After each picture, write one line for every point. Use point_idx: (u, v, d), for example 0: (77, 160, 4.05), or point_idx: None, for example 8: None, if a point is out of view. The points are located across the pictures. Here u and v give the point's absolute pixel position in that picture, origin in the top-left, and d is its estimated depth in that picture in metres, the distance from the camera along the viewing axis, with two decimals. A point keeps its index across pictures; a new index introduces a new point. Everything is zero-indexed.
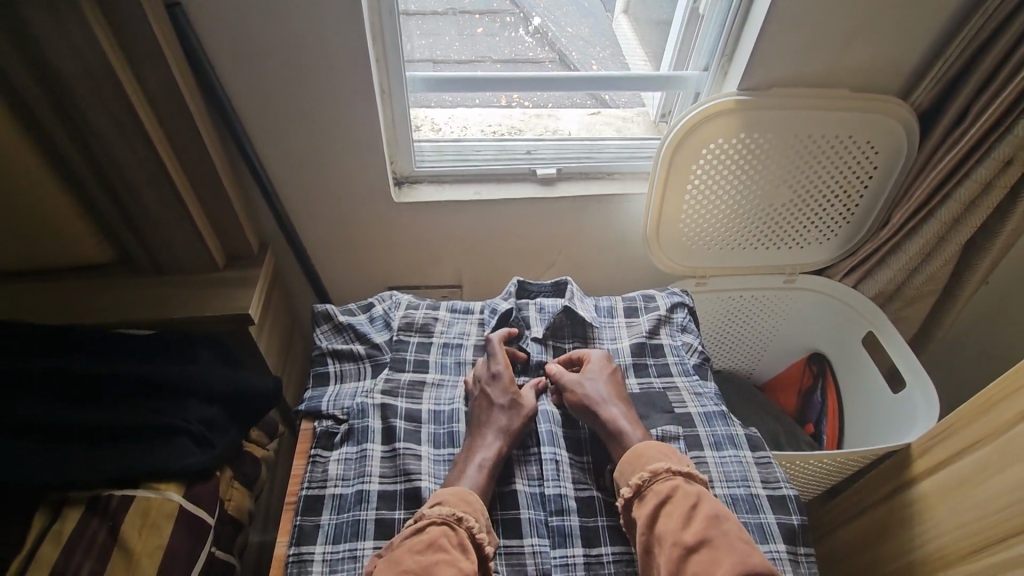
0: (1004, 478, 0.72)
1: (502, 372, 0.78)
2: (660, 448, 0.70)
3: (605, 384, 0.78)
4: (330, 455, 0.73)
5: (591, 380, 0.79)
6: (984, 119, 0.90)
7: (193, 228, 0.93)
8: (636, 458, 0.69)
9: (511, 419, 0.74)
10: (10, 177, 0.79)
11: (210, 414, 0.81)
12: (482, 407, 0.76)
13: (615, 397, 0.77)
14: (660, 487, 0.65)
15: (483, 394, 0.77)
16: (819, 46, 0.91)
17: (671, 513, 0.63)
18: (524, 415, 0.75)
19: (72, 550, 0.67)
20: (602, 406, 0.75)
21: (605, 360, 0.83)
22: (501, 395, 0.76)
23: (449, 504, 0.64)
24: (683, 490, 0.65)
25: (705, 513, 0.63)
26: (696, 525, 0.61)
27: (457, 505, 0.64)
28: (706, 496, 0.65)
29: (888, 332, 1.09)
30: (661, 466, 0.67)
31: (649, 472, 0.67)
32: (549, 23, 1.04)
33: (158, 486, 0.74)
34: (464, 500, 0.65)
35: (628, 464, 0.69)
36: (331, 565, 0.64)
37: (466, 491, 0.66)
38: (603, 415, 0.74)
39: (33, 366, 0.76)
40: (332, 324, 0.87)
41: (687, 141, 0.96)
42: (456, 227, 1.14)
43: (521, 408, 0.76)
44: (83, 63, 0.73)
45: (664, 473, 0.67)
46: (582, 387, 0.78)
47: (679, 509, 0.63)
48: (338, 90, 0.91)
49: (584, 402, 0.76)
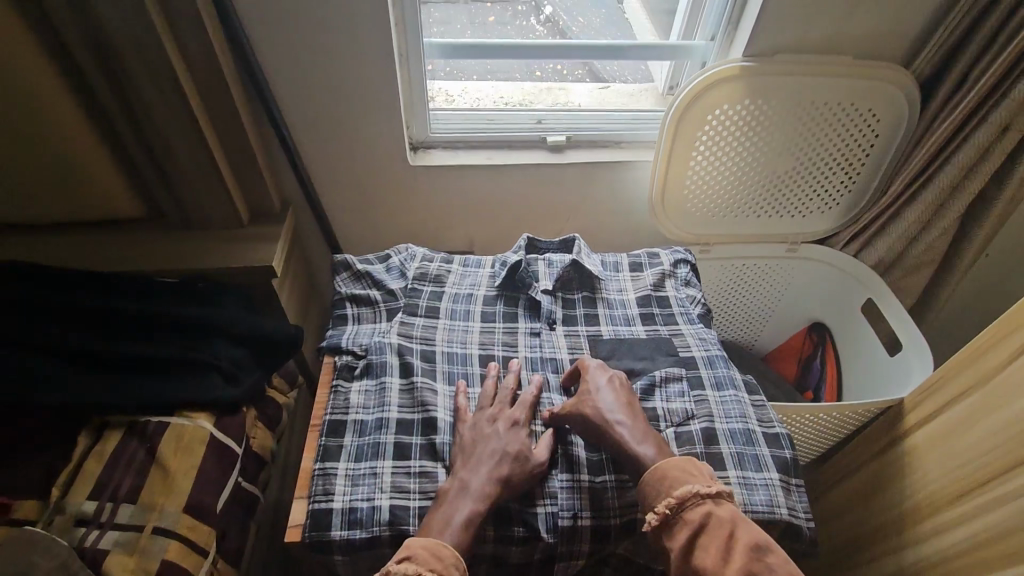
0: (989, 424, 0.76)
1: (512, 415, 0.74)
2: (681, 466, 0.64)
3: (606, 394, 0.74)
4: (351, 385, 0.79)
5: (592, 397, 0.74)
6: (982, 85, 0.94)
7: (221, 184, 0.98)
8: (659, 481, 0.64)
9: (513, 470, 0.68)
10: (53, 126, 0.84)
11: (237, 354, 0.86)
12: (477, 452, 0.69)
13: (619, 407, 0.72)
14: (690, 516, 0.60)
15: (489, 436, 0.71)
16: (824, 13, 0.95)
17: (707, 546, 0.58)
18: (529, 472, 0.69)
19: (114, 466, 0.73)
20: (606, 418, 0.71)
21: (602, 369, 0.78)
22: (509, 443, 0.70)
23: (417, 561, 0.57)
24: (716, 517, 0.59)
25: (744, 544, 0.57)
26: (735, 561, 0.56)
27: (426, 562, 0.57)
28: (740, 521, 0.60)
29: (884, 294, 1.13)
30: (687, 490, 0.61)
31: (675, 499, 0.61)
32: (560, 12, 1.11)
33: (191, 414, 0.79)
34: (434, 555, 0.58)
35: (650, 487, 0.64)
36: (352, 479, 0.70)
37: (438, 542, 0.59)
38: (608, 430, 0.70)
39: (74, 303, 0.81)
40: (352, 272, 0.94)
41: (694, 106, 0.99)
42: (468, 192, 1.18)
43: (527, 465, 0.69)
44: (126, 18, 0.78)
45: (691, 499, 0.61)
46: (584, 408, 0.73)
47: (715, 543, 0.58)
48: (360, 54, 0.96)
49: (592, 426, 0.72)
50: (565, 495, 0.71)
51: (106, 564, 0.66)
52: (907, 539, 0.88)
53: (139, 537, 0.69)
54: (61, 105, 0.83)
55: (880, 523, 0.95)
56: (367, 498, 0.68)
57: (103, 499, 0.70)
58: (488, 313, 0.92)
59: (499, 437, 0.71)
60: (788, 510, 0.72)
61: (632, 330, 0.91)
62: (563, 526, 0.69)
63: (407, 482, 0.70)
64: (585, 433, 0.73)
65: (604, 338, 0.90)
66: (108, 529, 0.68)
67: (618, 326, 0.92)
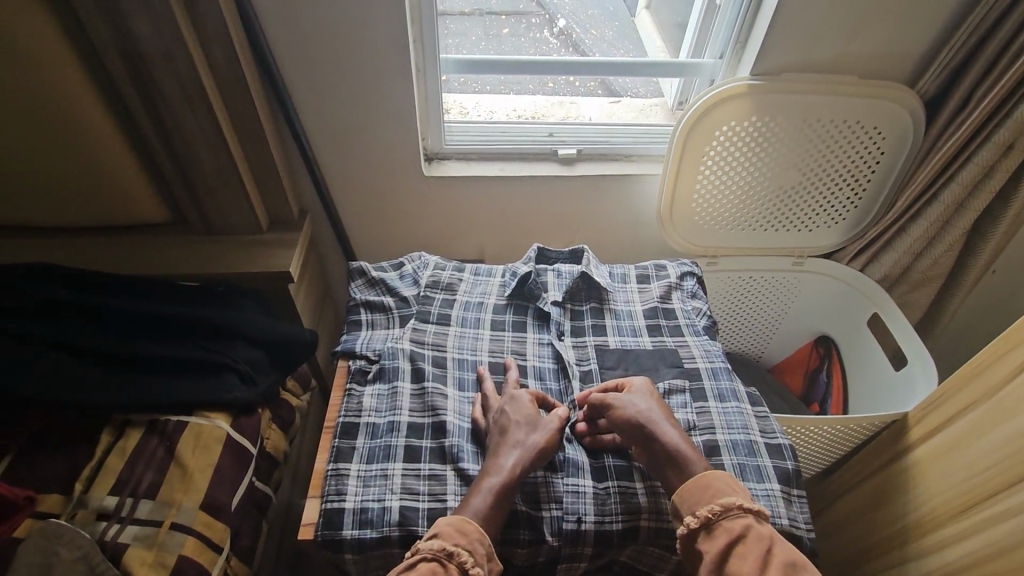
0: (987, 440, 0.77)
1: (522, 394, 0.78)
2: (726, 479, 0.66)
3: (654, 405, 0.75)
4: (364, 389, 0.82)
5: (634, 400, 0.76)
6: (985, 105, 0.96)
7: (242, 192, 1.01)
8: (702, 488, 0.65)
9: (530, 436, 0.72)
10: (83, 130, 0.87)
11: (256, 357, 0.88)
12: (500, 428, 0.74)
13: (667, 419, 0.73)
14: (731, 525, 0.62)
15: (500, 414, 0.76)
16: (832, 33, 0.97)
17: (745, 554, 0.59)
18: (544, 433, 0.73)
19: (134, 462, 0.75)
20: (657, 427, 0.72)
21: (646, 385, 0.79)
22: (518, 413, 0.75)
23: (442, 537, 0.61)
24: (756, 531, 0.61)
25: (781, 560, 0.59)
26: (772, 573, 0.57)
27: (451, 537, 0.61)
28: (778, 540, 0.61)
29: (890, 310, 1.14)
30: (732, 501, 0.63)
31: (721, 506, 0.63)
32: (574, 25, 1.13)
33: (210, 414, 0.82)
34: (460, 531, 0.62)
35: (692, 492, 0.65)
36: (364, 480, 0.72)
37: (464, 518, 0.63)
38: (660, 437, 0.71)
39: (100, 305, 0.85)
40: (366, 279, 0.97)
41: (701, 122, 1.01)
42: (480, 203, 1.21)
43: (543, 424, 0.74)
44: (159, 32, 0.81)
45: (735, 510, 0.62)
46: (629, 407, 0.74)
47: (753, 552, 0.59)
48: (378, 67, 0.99)
49: (635, 424, 0.73)
50: (570, 499, 0.72)
51: (125, 558, 0.68)
52: (909, 553, 0.88)
53: (158, 532, 0.71)
54: (93, 113, 0.86)
55: (882, 538, 0.95)
56: (378, 499, 0.70)
57: (124, 494, 0.73)
58: (497, 321, 0.94)
59: (512, 414, 0.74)
60: (789, 520, 0.73)
61: (638, 341, 0.93)
62: (567, 530, 0.70)
63: (417, 484, 0.72)
64: (622, 431, 0.74)
65: (611, 347, 0.92)
66: (127, 524, 0.71)
67: (624, 336, 0.94)
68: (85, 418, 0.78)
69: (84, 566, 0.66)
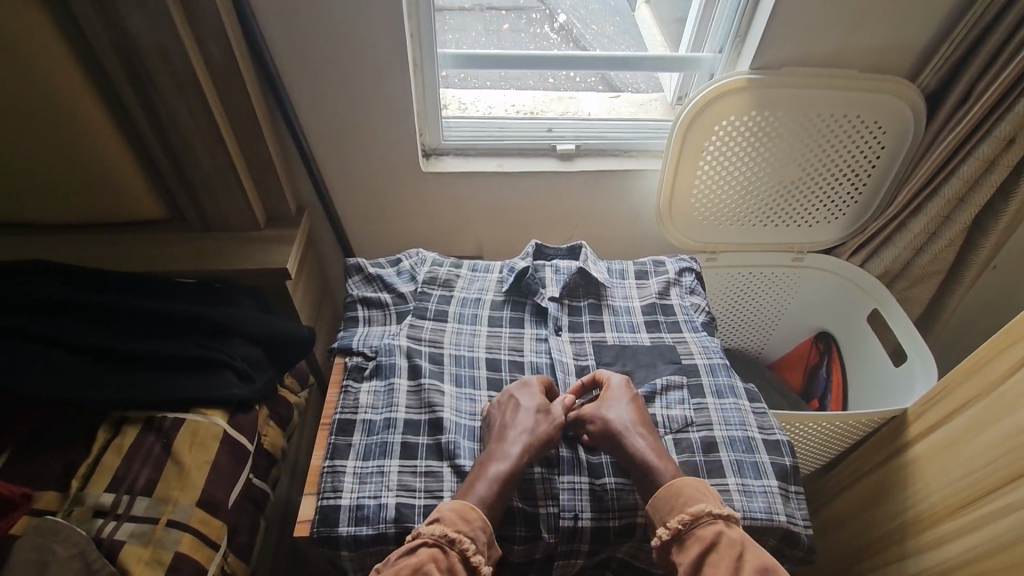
0: (986, 436, 0.77)
1: (534, 381, 0.79)
2: (697, 485, 0.66)
3: (628, 413, 0.75)
4: (361, 385, 0.82)
5: (609, 407, 0.75)
6: (986, 99, 0.95)
7: (239, 188, 1.00)
8: (673, 495, 0.65)
9: (537, 424, 0.72)
10: (79, 129, 0.87)
11: (253, 353, 0.88)
12: (507, 415, 0.74)
13: (641, 429, 0.73)
14: (701, 533, 0.61)
15: (508, 401, 0.76)
16: (832, 27, 0.96)
17: (717, 562, 0.59)
18: (550, 423, 0.73)
19: (131, 460, 0.75)
20: (626, 438, 0.72)
21: (624, 386, 0.79)
22: (529, 399, 0.75)
23: (444, 522, 0.61)
24: (727, 537, 0.61)
25: (753, 565, 0.58)
26: None
27: (453, 524, 0.61)
28: (750, 544, 0.61)
29: (891, 306, 1.13)
30: (701, 508, 0.63)
31: (690, 516, 0.62)
32: (574, 21, 1.13)
33: (207, 411, 0.81)
34: (462, 517, 0.62)
35: (663, 502, 0.65)
36: (361, 477, 0.72)
37: (468, 505, 0.63)
38: (628, 450, 0.71)
39: (97, 302, 0.84)
40: (364, 275, 0.97)
41: (699, 118, 1.01)
42: (478, 199, 1.20)
43: (549, 415, 0.74)
44: (154, 29, 0.81)
45: (705, 517, 0.62)
46: (600, 416, 0.75)
47: (725, 559, 0.59)
48: (376, 62, 0.98)
49: (607, 434, 0.73)
50: (567, 496, 0.72)
51: (122, 555, 0.68)
52: (908, 549, 0.88)
53: (155, 529, 0.71)
54: (89, 111, 0.86)
55: (881, 534, 0.95)
56: (375, 496, 0.70)
57: (120, 492, 0.72)
58: (494, 318, 0.94)
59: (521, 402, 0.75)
60: (787, 517, 0.73)
61: (636, 337, 0.93)
62: (564, 527, 0.70)
63: (414, 481, 0.72)
64: (597, 441, 0.75)
65: (609, 343, 0.91)
66: (124, 521, 0.70)
67: (623, 332, 0.93)
68: (83, 414, 0.78)
69: (80, 563, 0.66)
